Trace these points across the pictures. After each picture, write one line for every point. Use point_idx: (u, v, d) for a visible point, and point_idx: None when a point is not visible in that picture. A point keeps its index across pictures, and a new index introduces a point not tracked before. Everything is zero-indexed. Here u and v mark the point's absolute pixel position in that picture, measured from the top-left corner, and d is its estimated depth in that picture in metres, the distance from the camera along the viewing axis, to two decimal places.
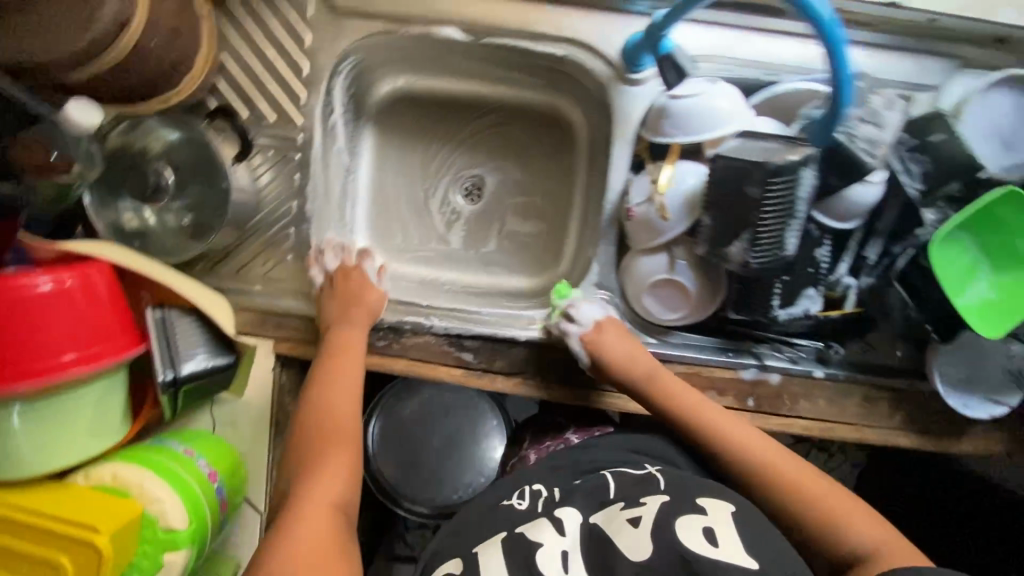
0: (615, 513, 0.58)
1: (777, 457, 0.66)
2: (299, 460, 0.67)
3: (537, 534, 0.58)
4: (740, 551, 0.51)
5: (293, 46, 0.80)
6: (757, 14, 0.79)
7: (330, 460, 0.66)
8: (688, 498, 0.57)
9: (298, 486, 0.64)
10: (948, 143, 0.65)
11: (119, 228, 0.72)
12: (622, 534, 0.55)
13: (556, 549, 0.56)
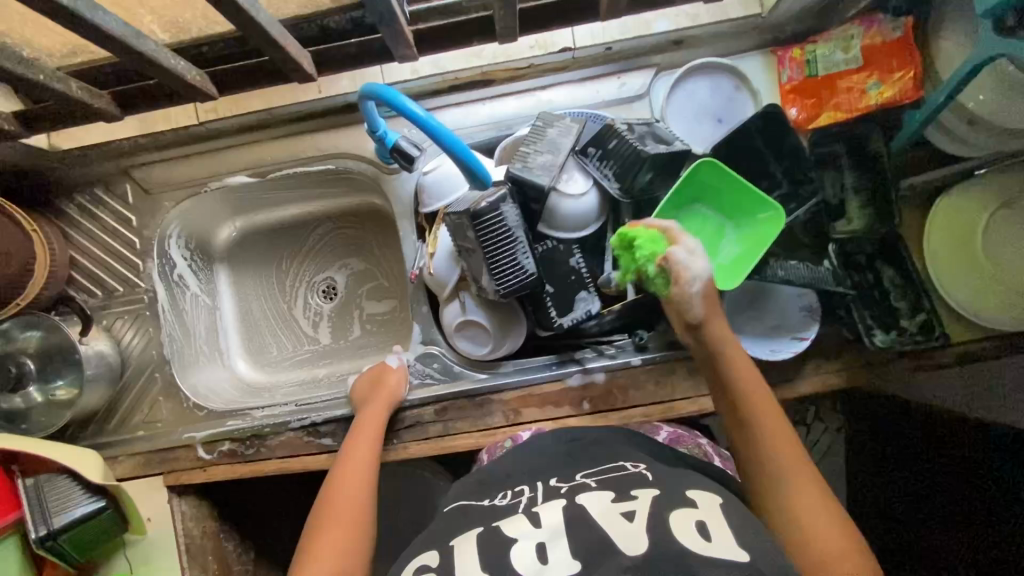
0: (606, 503, 0.55)
1: (777, 423, 0.64)
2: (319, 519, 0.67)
3: (511, 531, 0.54)
4: (733, 546, 0.48)
5: (123, 229, 0.98)
6: (477, 86, 0.93)
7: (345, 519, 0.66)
8: (677, 495, 0.54)
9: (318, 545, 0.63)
10: (620, 147, 0.77)
11: (7, 412, 0.89)
12: (618, 526, 0.51)
13: (533, 544, 0.52)
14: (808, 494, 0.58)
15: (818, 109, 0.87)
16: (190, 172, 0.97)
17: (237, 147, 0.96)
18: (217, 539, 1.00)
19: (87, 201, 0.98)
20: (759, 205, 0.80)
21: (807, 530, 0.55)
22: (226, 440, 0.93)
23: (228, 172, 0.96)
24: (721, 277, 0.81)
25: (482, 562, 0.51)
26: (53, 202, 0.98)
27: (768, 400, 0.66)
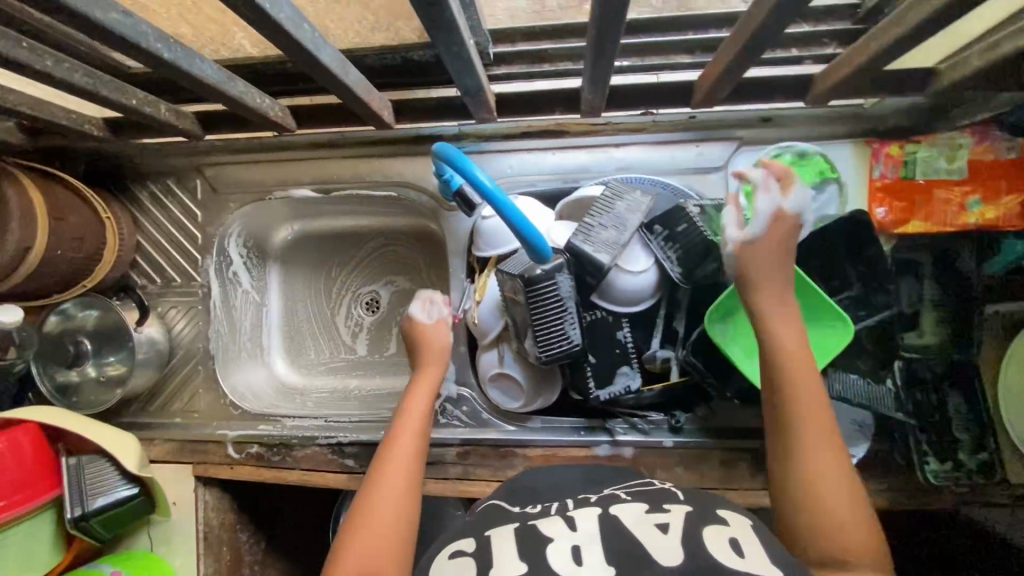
0: (637, 515, 0.54)
1: (814, 431, 0.60)
2: (383, 474, 0.66)
3: (547, 531, 0.52)
4: (766, 562, 0.48)
5: (189, 223, 1.01)
6: (547, 135, 0.91)
7: (399, 475, 0.66)
8: (710, 514, 0.54)
9: (379, 492, 0.64)
10: (690, 231, 0.73)
11: (59, 386, 0.92)
12: (654, 539, 0.50)
13: (566, 546, 0.50)
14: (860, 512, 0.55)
15: (909, 215, 0.81)
16: (259, 177, 0.98)
17: (306, 161, 0.97)
18: (232, 530, 1.04)
19: (159, 190, 1.01)
20: (825, 314, 0.76)
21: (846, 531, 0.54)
22: (255, 443, 0.96)
23: (294, 183, 0.97)
24: None
25: (519, 550, 0.50)
26: (127, 186, 1.02)
27: (807, 400, 0.60)
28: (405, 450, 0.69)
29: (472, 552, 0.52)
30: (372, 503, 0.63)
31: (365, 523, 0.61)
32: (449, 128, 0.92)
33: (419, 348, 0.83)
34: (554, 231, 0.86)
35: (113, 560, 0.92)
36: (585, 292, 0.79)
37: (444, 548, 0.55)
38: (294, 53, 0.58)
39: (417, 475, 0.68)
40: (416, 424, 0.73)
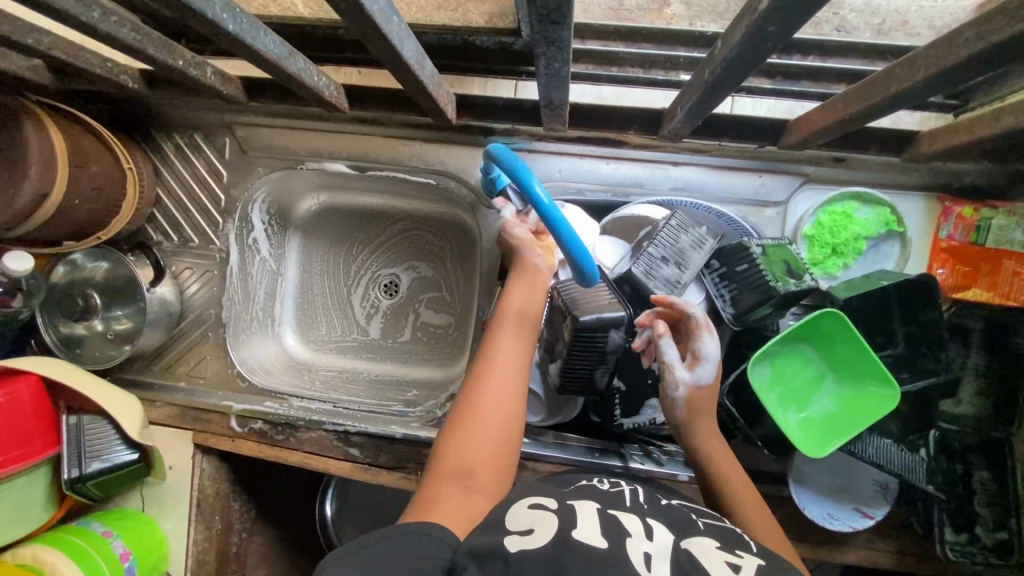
0: (706, 546, 0.51)
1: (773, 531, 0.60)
2: (479, 396, 0.63)
3: (627, 525, 0.52)
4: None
5: (213, 183, 0.96)
6: (604, 143, 0.86)
7: (495, 400, 0.63)
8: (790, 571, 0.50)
9: (474, 418, 0.61)
10: (750, 273, 0.70)
11: (66, 339, 0.89)
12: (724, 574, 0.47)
13: (642, 547, 0.49)
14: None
15: (971, 280, 0.78)
16: (294, 145, 0.93)
17: (345, 135, 0.92)
18: (225, 500, 1.02)
19: (185, 144, 0.96)
20: (873, 374, 0.73)
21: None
22: (259, 419, 0.93)
23: (330, 157, 0.93)
24: (811, 440, 0.74)
25: (602, 529, 0.51)
26: (152, 136, 0.96)
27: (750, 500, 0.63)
28: (507, 369, 0.65)
29: (553, 511, 0.54)
30: (463, 425, 0.61)
31: (459, 449, 0.60)
32: (502, 120, 0.87)
33: (518, 254, 0.74)
34: (600, 246, 0.81)
35: (103, 518, 0.90)
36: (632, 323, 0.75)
37: (525, 498, 0.56)
38: (372, 40, 0.52)
39: (512, 395, 0.64)
40: (521, 347, 0.67)
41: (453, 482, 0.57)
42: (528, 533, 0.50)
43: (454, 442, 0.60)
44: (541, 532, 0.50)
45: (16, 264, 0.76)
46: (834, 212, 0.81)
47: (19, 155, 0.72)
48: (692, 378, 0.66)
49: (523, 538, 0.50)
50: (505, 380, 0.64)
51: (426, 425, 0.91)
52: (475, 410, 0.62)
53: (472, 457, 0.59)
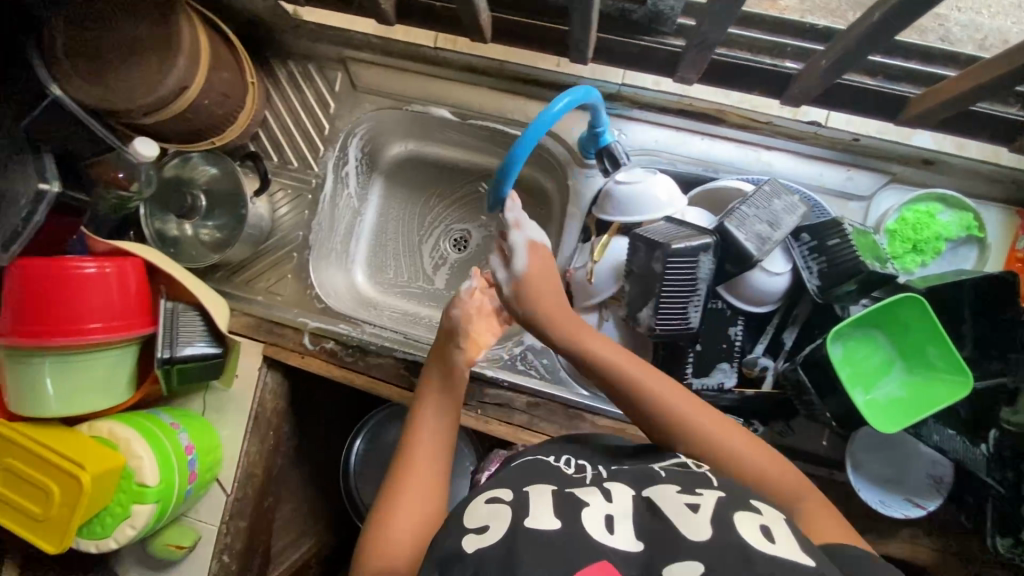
0: (666, 492, 0.53)
1: (737, 440, 0.62)
2: (400, 482, 0.65)
3: (585, 494, 0.54)
4: (797, 551, 0.46)
5: (319, 111, 1.00)
6: (702, 119, 0.90)
7: (421, 484, 0.64)
8: (742, 498, 0.52)
9: (395, 507, 0.62)
10: (841, 247, 0.73)
11: (162, 235, 0.93)
12: (681, 516, 0.49)
13: (603, 510, 0.52)
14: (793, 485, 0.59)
15: None
16: (402, 87, 0.98)
17: (454, 83, 0.96)
18: (278, 419, 1.05)
19: (297, 72, 1.00)
20: (945, 365, 0.76)
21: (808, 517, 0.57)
22: (332, 339, 0.97)
23: (436, 102, 0.97)
24: (885, 417, 0.77)
25: (554, 510, 0.52)
26: (268, 60, 1.00)
27: (707, 424, 0.62)
28: (425, 455, 0.67)
29: (507, 502, 0.55)
30: (388, 509, 0.62)
31: (378, 537, 0.61)
32: (611, 84, 0.91)
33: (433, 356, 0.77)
34: (689, 214, 0.85)
35: (170, 412, 0.93)
36: (721, 281, 0.77)
37: (482, 494, 0.58)
38: None
39: (433, 471, 0.66)
40: (435, 434, 0.69)
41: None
42: (484, 530, 0.52)
43: (378, 530, 0.61)
44: (495, 528, 0.51)
45: (145, 148, 0.80)
46: (919, 210, 0.84)
47: (170, 41, 0.76)
48: (508, 276, 0.75)
49: (478, 537, 0.51)
50: (426, 463, 0.66)
51: (494, 365, 0.94)
52: (400, 493, 0.63)
53: (392, 543, 0.60)
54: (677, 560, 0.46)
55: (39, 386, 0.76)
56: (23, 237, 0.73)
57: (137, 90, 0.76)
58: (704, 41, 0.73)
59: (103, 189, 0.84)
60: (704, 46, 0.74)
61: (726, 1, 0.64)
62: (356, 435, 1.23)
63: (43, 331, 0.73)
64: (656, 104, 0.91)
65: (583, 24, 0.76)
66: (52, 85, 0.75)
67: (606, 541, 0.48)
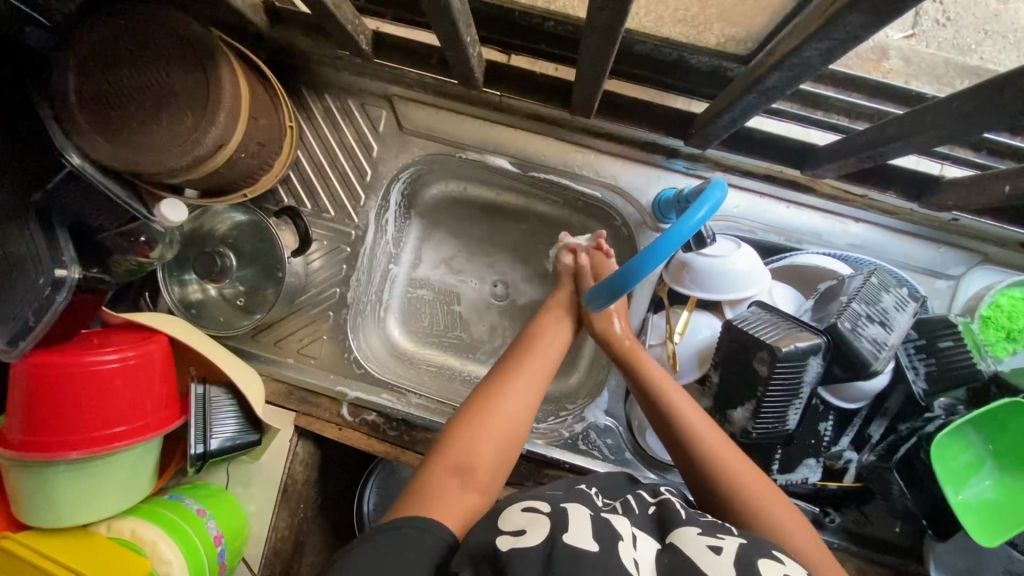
0: (686, 534, 0.52)
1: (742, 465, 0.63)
2: (494, 394, 0.67)
3: (619, 527, 0.52)
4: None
5: (361, 154, 0.89)
6: (790, 186, 0.83)
7: (514, 405, 0.67)
8: (760, 547, 0.51)
9: (493, 408, 0.66)
10: (955, 351, 0.70)
11: (185, 301, 0.84)
12: (702, 554, 0.48)
13: (633, 553, 0.49)
14: (794, 527, 0.58)
15: None
16: (455, 132, 0.88)
17: (515, 130, 0.87)
18: (309, 488, 0.95)
19: (336, 108, 0.89)
20: None
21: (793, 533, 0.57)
22: (374, 411, 0.88)
23: (493, 151, 0.88)
24: (980, 525, 0.72)
25: (596, 533, 0.50)
26: (302, 94, 0.89)
27: (719, 442, 0.65)
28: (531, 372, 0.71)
29: (547, 515, 0.52)
30: (484, 414, 0.65)
31: (465, 435, 0.64)
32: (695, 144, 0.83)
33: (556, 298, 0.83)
34: (776, 293, 0.80)
35: (192, 493, 0.81)
36: (825, 378, 0.71)
37: (517, 504, 0.55)
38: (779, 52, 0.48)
39: (530, 400, 0.69)
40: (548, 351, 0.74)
41: (452, 473, 0.60)
42: (521, 533, 0.50)
43: (464, 433, 0.64)
44: (536, 534, 0.49)
45: (170, 212, 0.68)
46: (1014, 296, 0.79)
47: (207, 95, 0.64)
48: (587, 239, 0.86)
49: (516, 538, 0.49)
50: (525, 386, 0.69)
51: (554, 444, 0.87)
52: (493, 405, 0.66)
53: (476, 452, 0.62)
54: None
55: (53, 497, 0.65)
56: (35, 331, 0.62)
57: (169, 151, 0.64)
58: (876, 153, 0.61)
59: (122, 257, 0.71)
60: (870, 156, 0.63)
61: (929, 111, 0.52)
62: (364, 485, 1.07)
63: (59, 438, 0.63)
64: (741, 168, 0.84)
65: (732, 120, 0.62)
66: (70, 152, 0.64)
67: None
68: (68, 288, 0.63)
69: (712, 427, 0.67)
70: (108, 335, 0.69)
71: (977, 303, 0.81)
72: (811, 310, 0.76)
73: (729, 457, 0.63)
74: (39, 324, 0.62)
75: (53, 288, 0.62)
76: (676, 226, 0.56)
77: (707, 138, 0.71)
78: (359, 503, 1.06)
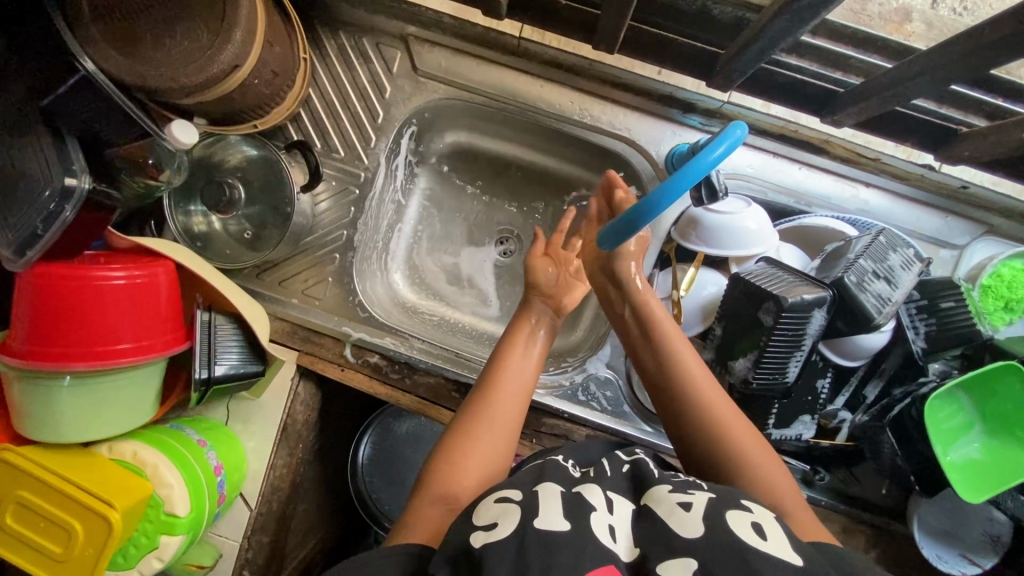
0: (660, 495, 0.54)
1: (721, 399, 0.65)
2: (474, 418, 0.64)
3: (591, 498, 0.53)
4: (787, 548, 0.48)
5: (373, 96, 0.88)
6: (802, 148, 0.84)
7: (496, 424, 0.64)
8: (733, 496, 0.54)
9: (482, 431, 0.63)
10: (956, 312, 0.72)
11: (190, 231, 0.83)
12: (673, 515, 0.50)
13: (605, 519, 0.51)
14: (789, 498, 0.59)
15: None
16: (470, 76, 0.87)
17: (533, 79, 0.86)
18: (307, 430, 0.95)
19: (350, 47, 0.87)
20: None
21: (780, 495, 0.58)
22: (377, 354, 0.87)
23: (508, 98, 0.87)
24: (968, 485, 0.73)
25: (563, 511, 0.50)
26: (315, 30, 0.87)
27: (700, 373, 0.67)
28: (510, 392, 0.67)
29: (517, 501, 0.53)
30: (466, 439, 0.62)
31: (449, 459, 0.61)
32: (712, 99, 0.83)
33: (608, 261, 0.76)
34: (783, 252, 0.80)
35: (193, 425, 0.82)
36: (828, 334, 0.72)
37: (491, 494, 0.56)
38: None
39: (514, 414, 0.66)
40: (523, 375, 0.69)
41: (437, 497, 0.58)
42: (492, 527, 0.50)
43: (446, 459, 0.61)
44: (503, 525, 0.50)
45: (185, 136, 0.68)
46: (1015, 267, 0.79)
47: (224, 11, 0.63)
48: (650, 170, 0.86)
49: (487, 533, 0.50)
50: (508, 407, 0.66)
51: (554, 394, 0.87)
52: (477, 423, 0.64)
53: (457, 479, 0.59)
54: (671, 558, 0.47)
55: (55, 412, 0.66)
56: (43, 243, 0.63)
57: (185, 67, 0.63)
58: (900, 92, 0.62)
59: (129, 177, 0.72)
60: (893, 97, 0.63)
61: (972, 47, 0.51)
62: (361, 437, 1.08)
63: (65, 350, 0.63)
64: (759, 127, 0.84)
65: (757, 53, 0.62)
66: (82, 57, 0.60)
67: (610, 549, 0.48)
68: (76, 208, 0.64)
69: (712, 379, 0.67)
70: (116, 255, 0.69)
71: (978, 272, 0.81)
72: (817, 268, 0.77)
73: (725, 411, 0.64)
74: (48, 236, 0.63)
75: (63, 203, 0.63)
76: (692, 163, 0.54)
77: (731, 76, 0.69)
78: (353, 454, 1.07)
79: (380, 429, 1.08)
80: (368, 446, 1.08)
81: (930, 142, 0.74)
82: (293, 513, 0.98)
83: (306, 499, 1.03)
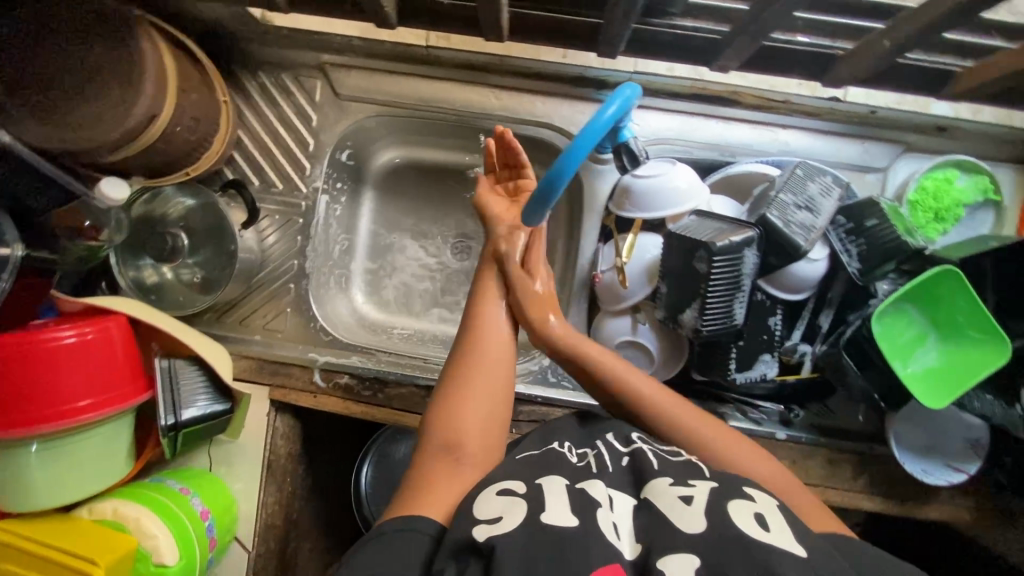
0: (661, 487, 0.51)
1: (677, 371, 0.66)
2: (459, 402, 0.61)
3: (593, 494, 0.51)
4: (791, 539, 0.45)
5: (301, 126, 0.91)
6: (714, 103, 0.87)
7: (484, 402, 0.62)
8: (735, 485, 0.51)
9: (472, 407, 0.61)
10: (881, 228, 0.74)
11: (141, 285, 0.85)
12: (673, 508, 0.48)
13: (609, 517, 0.49)
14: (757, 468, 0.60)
15: None
16: (388, 90, 0.90)
17: (449, 84, 0.90)
18: (293, 463, 0.95)
19: (272, 84, 0.91)
20: (986, 333, 0.75)
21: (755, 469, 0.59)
22: (346, 374, 0.88)
23: (428, 106, 0.90)
24: (931, 394, 0.75)
25: (572, 507, 0.50)
26: (235, 74, 0.91)
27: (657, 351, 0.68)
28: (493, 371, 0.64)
29: (522, 496, 0.52)
30: (458, 425, 0.60)
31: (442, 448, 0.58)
32: (619, 72, 0.86)
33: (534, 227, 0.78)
34: (715, 203, 0.82)
35: (176, 476, 0.82)
36: (764, 272, 0.75)
37: (493, 486, 0.54)
38: None
39: (499, 391, 0.63)
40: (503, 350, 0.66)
41: (441, 457, 0.58)
42: (497, 520, 0.49)
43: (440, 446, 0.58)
44: (508, 521, 0.49)
45: (118, 193, 0.69)
46: (936, 178, 0.82)
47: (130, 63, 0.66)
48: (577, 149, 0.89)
49: (491, 526, 0.49)
50: (494, 385, 0.63)
51: (525, 382, 0.89)
52: (464, 407, 0.61)
53: (453, 464, 0.57)
54: (674, 555, 0.44)
55: (27, 481, 0.66)
56: None
57: (102, 123, 0.66)
58: (761, 23, 0.65)
59: (70, 242, 0.74)
60: (759, 28, 0.66)
61: None
62: (360, 461, 1.09)
63: (24, 416, 0.64)
64: (669, 90, 0.87)
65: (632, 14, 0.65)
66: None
67: (612, 545, 0.47)
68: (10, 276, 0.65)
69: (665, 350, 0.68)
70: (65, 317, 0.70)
71: (904, 190, 0.84)
72: (748, 213, 0.79)
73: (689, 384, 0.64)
74: None
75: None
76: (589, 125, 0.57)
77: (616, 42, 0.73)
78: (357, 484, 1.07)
79: (371, 452, 1.09)
80: (369, 472, 1.08)
81: (818, 72, 0.77)
82: (293, 550, 0.98)
83: (307, 535, 1.03)
